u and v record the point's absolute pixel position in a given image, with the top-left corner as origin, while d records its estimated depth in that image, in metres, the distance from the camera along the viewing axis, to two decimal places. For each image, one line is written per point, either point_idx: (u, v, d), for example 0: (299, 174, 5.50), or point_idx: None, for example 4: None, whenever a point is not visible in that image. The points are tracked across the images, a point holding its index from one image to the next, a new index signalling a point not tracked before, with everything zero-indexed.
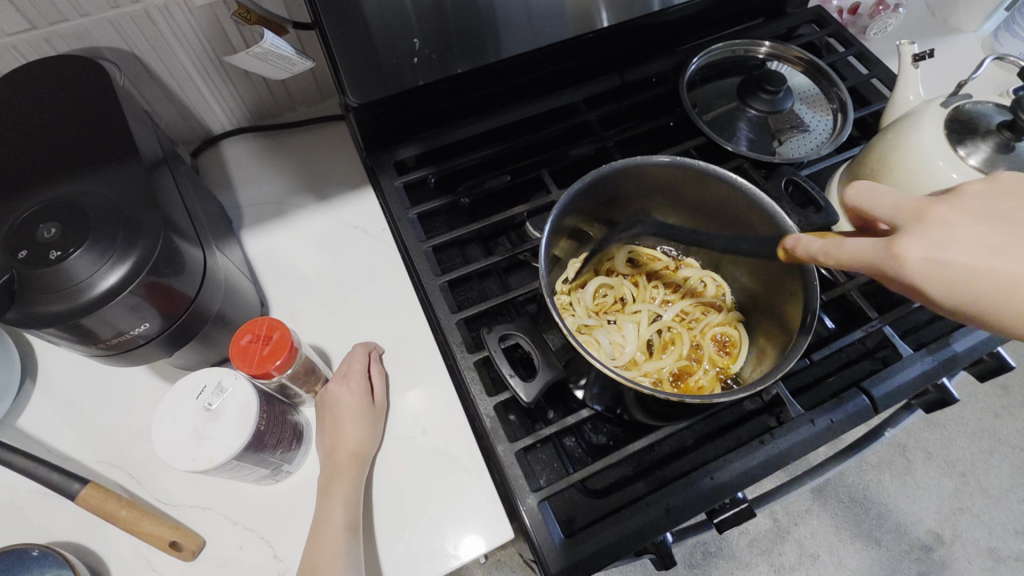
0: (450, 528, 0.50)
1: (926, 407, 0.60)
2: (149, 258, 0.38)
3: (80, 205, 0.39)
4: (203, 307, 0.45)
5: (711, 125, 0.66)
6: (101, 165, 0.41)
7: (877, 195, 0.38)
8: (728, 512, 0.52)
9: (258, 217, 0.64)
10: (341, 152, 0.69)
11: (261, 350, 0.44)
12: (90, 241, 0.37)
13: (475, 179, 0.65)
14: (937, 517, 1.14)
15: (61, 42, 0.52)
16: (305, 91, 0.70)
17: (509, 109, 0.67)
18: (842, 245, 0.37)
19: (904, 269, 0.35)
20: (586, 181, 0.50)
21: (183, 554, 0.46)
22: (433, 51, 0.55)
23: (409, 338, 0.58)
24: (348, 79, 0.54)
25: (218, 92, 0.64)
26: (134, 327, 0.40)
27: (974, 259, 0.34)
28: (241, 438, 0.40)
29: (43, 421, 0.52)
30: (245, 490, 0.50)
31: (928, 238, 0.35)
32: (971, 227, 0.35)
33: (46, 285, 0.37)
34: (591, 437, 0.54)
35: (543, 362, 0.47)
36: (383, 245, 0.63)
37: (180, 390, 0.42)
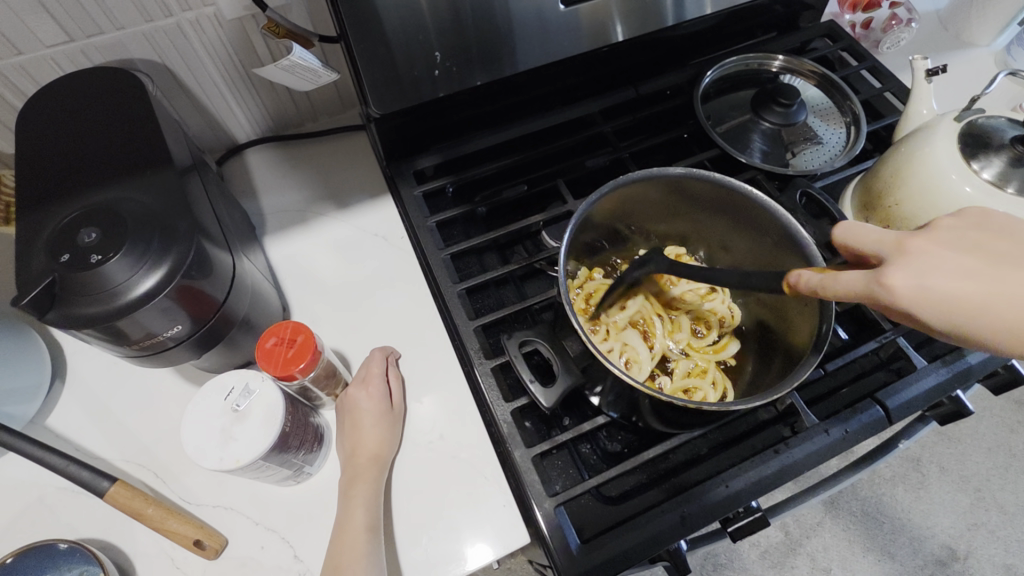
0: (467, 532, 0.51)
1: (941, 419, 0.60)
2: (183, 263, 0.39)
3: (118, 211, 0.40)
4: (231, 311, 0.46)
5: (725, 137, 0.67)
6: (137, 172, 0.43)
7: (862, 232, 0.40)
8: (743, 521, 0.53)
9: (280, 224, 0.65)
10: (361, 161, 0.71)
11: (286, 353, 0.45)
12: (127, 246, 0.39)
13: (492, 189, 0.66)
14: (952, 533, 1.13)
15: (97, 54, 0.54)
16: (327, 102, 0.72)
17: (526, 120, 0.69)
18: (837, 280, 0.38)
19: (895, 295, 0.36)
20: (604, 192, 0.51)
21: (205, 553, 0.47)
22: (453, 64, 0.57)
23: (427, 343, 0.59)
24: (371, 90, 0.56)
25: (244, 103, 0.66)
26: (166, 329, 0.41)
27: (959, 285, 0.36)
28: (267, 439, 0.41)
29: (72, 420, 0.53)
30: (266, 491, 0.51)
31: (915, 270, 0.36)
32: (949, 255, 0.37)
33: (85, 289, 0.38)
34: (606, 444, 0.55)
35: (562, 369, 0.48)
36: (402, 252, 0.64)
37: (208, 392, 0.43)
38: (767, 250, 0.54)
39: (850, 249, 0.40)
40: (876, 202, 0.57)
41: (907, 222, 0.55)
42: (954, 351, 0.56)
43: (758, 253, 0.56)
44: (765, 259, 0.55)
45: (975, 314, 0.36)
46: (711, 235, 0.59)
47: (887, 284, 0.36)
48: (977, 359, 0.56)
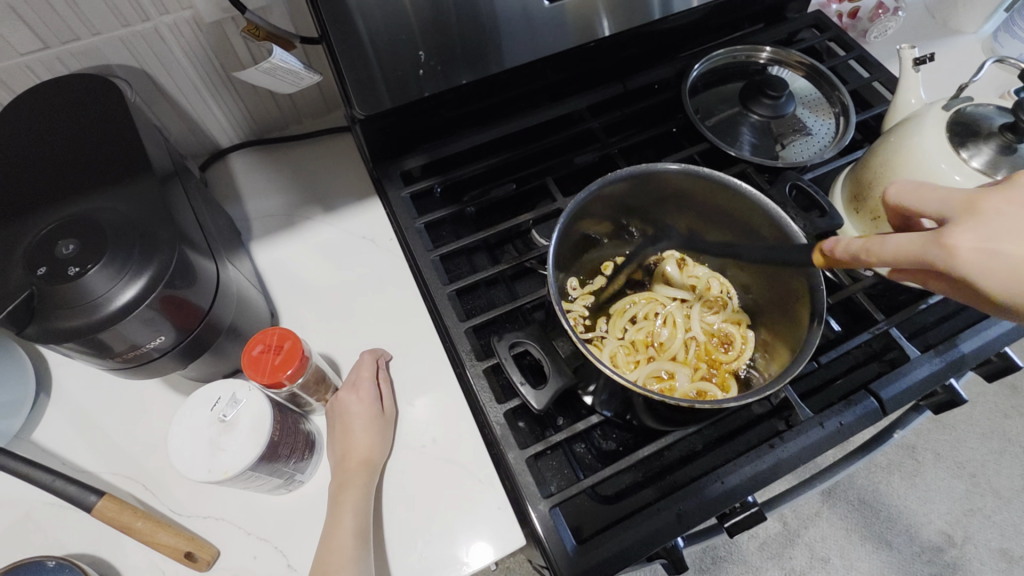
0: (462, 536, 0.50)
1: (935, 408, 0.60)
2: (164, 272, 0.39)
3: (96, 220, 0.39)
4: (216, 319, 0.46)
5: (714, 131, 0.67)
6: (115, 181, 0.42)
7: (923, 193, 0.41)
8: (738, 516, 0.53)
9: (266, 229, 0.64)
10: (346, 164, 0.70)
11: (273, 360, 0.44)
12: (107, 257, 0.38)
13: (481, 188, 0.66)
14: (949, 519, 1.14)
15: (73, 61, 0.53)
16: (312, 104, 0.71)
17: (513, 118, 0.68)
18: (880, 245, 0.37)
19: (952, 260, 0.35)
20: (593, 189, 0.50)
21: (197, 565, 0.46)
22: (438, 63, 0.56)
23: (418, 346, 0.59)
24: (354, 91, 0.55)
25: (227, 107, 0.65)
26: (150, 340, 0.41)
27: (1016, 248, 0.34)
28: (254, 449, 0.41)
29: (59, 434, 0.52)
30: (258, 500, 0.50)
31: (986, 228, 0.35)
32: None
33: (64, 301, 0.37)
34: (600, 443, 0.54)
35: (553, 370, 0.47)
36: (391, 255, 0.64)
37: (194, 402, 0.42)
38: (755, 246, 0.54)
39: (907, 207, 0.42)
40: (866, 193, 0.57)
41: None
42: (946, 340, 0.56)
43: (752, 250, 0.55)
44: (756, 254, 0.54)
45: (1013, 278, 0.34)
46: (706, 232, 0.58)
47: (942, 250, 0.35)
48: (969, 347, 0.56)
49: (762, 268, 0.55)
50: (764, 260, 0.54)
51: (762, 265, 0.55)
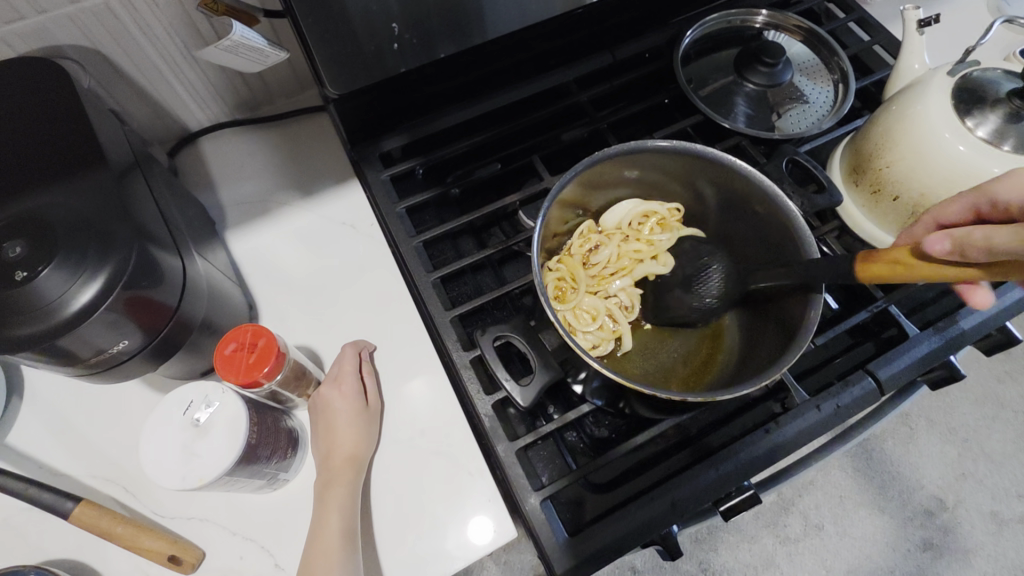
0: (453, 528, 0.50)
1: (932, 383, 0.59)
2: (123, 272, 0.36)
3: (45, 219, 0.37)
4: (187, 316, 0.43)
5: (707, 102, 0.64)
6: (66, 176, 0.39)
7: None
8: (734, 500, 0.52)
9: (241, 216, 0.62)
10: (323, 146, 0.67)
11: (248, 359, 0.43)
12: (59, 258, 0.36)
13: (465, 168, 0.63)
14: (940, 484, 1.15)
15: (19, 42, 0.49)
16: (284, 82, 0.67)
17: (497, 92, 0.64)
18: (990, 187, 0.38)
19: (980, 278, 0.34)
20: (579, 169, 0.48)
21: (182, 567, 0.45)
22: (414, 35, 0.52)
23: (404, 336, 0.57)
24: (326, 69, 0.51)
25: (193, 88, 0.62)
26: (114, 343, 0.39)
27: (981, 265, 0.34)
28: (230, 454, 0.39)
29: (32, 438, 0.50)
30: (242, 500, 0.49)
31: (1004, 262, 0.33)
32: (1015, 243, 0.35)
33: (17, 307, 0.35)
34: (592, 430, 0.53)
35: (540, 364, 0.45)
36: (374, 241, 0.61)
37: (166, 406, 0.41)
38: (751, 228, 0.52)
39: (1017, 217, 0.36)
40: (866, 165, 0.55)
41: (898, 185, 0.52)
42: (946, 317, 0.55)
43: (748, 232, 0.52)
44: (752, 237, 0.52)
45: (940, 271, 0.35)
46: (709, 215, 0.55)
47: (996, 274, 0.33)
48: (970, 324, 0.54)
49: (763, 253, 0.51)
50: (761, 243, 0.52)
51: (758, 250, 0.52)
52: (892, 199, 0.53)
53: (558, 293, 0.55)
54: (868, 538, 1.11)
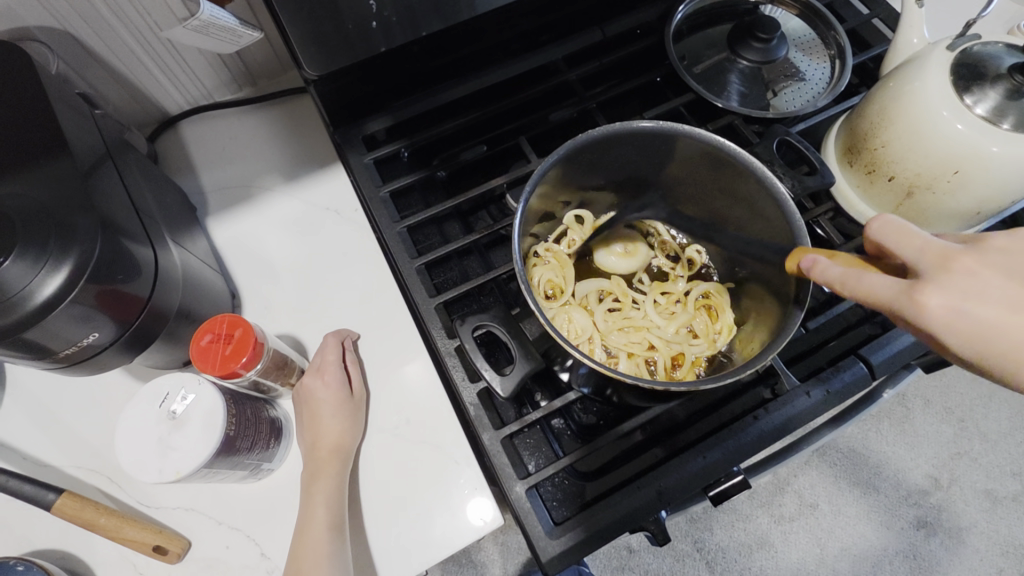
0: (440, 516, 0.50)
1: (926, 366, 0.58)
2: (88, 263, 0.35)
3: (6, 209, 0.36)
4: (161, 307, 0.43)
5: (700, 80, 0.62)
6: (29, 165, 0.38)
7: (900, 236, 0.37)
8: (724, 486, 0.51)
9: (222, 203, 0.60)
10: (305, 128, 0.65)
11: (224, 350, 0.42)
12: (20, 249, 0.34)
13: (450, 150, 0.61)
14: (935, 463, 1.15)
15: None
16: (264, 63, 0.65)
17: (483, 71, 0.62)
18: (858, 280, 0.37)
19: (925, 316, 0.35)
20: (564, 152, 0.47)
21: (168, 557, 0.45)
22: (393, 12, 0.50)
23: (389, 324, 0.56)
24: (302, 48, 0.49)
25: (169, 70, 0.60)
26: (85, 336, 0.38)
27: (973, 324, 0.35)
28: (208, 447, 0.39)
29: (14, 429, 0.50)
30: (227, 490, 0.49)
31: (955, 289, 0.35)
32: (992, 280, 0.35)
33: None
34: (580, 417, 0.52)
35: (521, 354, 0.45)
36: (358, 227, 0.60)
37: (142, 399, 0.40)
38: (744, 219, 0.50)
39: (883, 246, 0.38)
40: (861, 144, 0.53)
41: (894, 165, 0.51)
42: None
43: (740, 215, 0.51)
44: (744, 222, 0.51)
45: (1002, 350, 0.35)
46: (699, 202, 0.53)
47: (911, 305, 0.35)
48: None
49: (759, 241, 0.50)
50: (749, 229, 0.51)
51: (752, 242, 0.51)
52: (888, 179, 0.52)
53: (548, 285, 0.54)
54: (862, 517, 1.11)
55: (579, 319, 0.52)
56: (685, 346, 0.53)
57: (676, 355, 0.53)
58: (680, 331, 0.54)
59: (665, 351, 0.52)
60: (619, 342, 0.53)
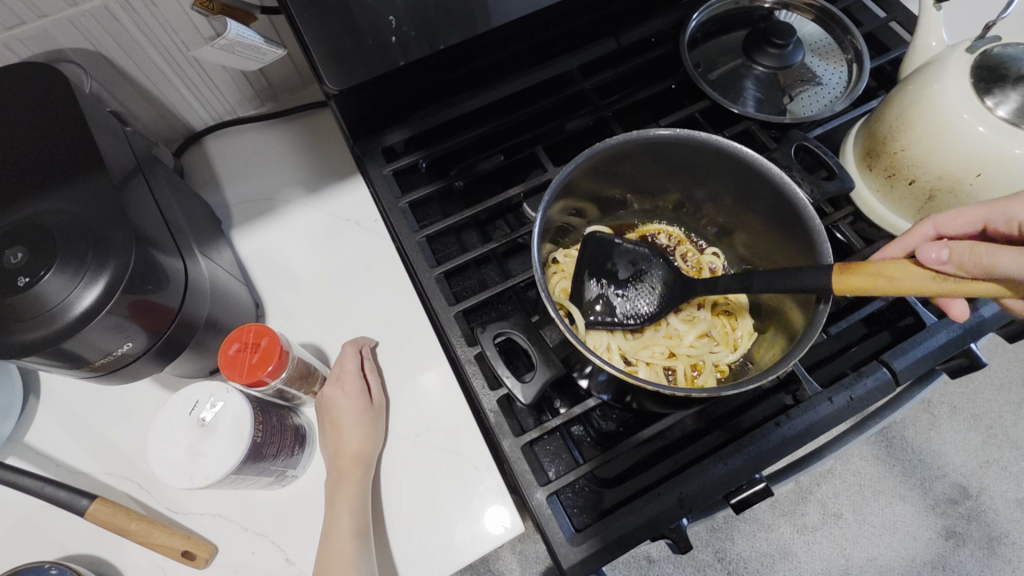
0: (461, 521, 0.50)
1: (953, 372, 0.57)
2: (122, 275, 0.37)
3: (47, 226, 0.37)
4: (190, 317, 0.44)
5: (716, 86, 0.62)
6: (65, 180, 0.39)
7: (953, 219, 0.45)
8: (746, 493, 0.50)
9: (247, 215, 0.62)
10: (324, 143, 0.66)
11: (251, 358, 0.43)
12: (60, 263, 0.36)
13: (468, 160, 0.62)
14: (964, 471, 1.12)
15: (23, 47, 0.50)
16: (287, 78, 0.67)
17: (499, 83, 0.63)
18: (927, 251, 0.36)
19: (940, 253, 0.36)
20: (580, 161, 0.47)
21: (195, 562, 0.46)
22: (412, 27, 0.51)
23: (408, 333, 0.57)
24: (323, 62, 0.51)
25: (195, 88, 0.62)
26: (119, 346, 0.39)
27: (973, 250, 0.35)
28: (236, 454, 0.40)
29: (48, 436, 0.51)
30: (252, 496, 0.50)
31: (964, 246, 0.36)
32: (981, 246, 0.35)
33: (19, 313, 0.36)
34: (599, 424, 0.52)
35: (541, 361, 0.45)
36: (377, 237, 0.61)
37: (173, 406, 0.42)
38: (660, 293, 0.51)
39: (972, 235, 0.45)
40: (879, 148, 0.53)
41: (914, 169, 0.50)
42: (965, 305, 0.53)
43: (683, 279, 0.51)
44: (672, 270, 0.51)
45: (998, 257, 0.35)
46: (719, 207, 0.54)
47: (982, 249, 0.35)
48: (990, 312, 0.52)
49: (775, 243, 0.51)
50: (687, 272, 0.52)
51: (771, 245, 0.51)
52: (908, 183, 0.51)
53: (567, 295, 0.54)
54: (888, 527, 1.09)
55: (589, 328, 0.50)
56: (705, 353, 0.53)
57: (693, 360, 0.53)
58: (700, 338, 0.54)
59: (686, 359, 0.53)
60: (637, 349, 0.53)
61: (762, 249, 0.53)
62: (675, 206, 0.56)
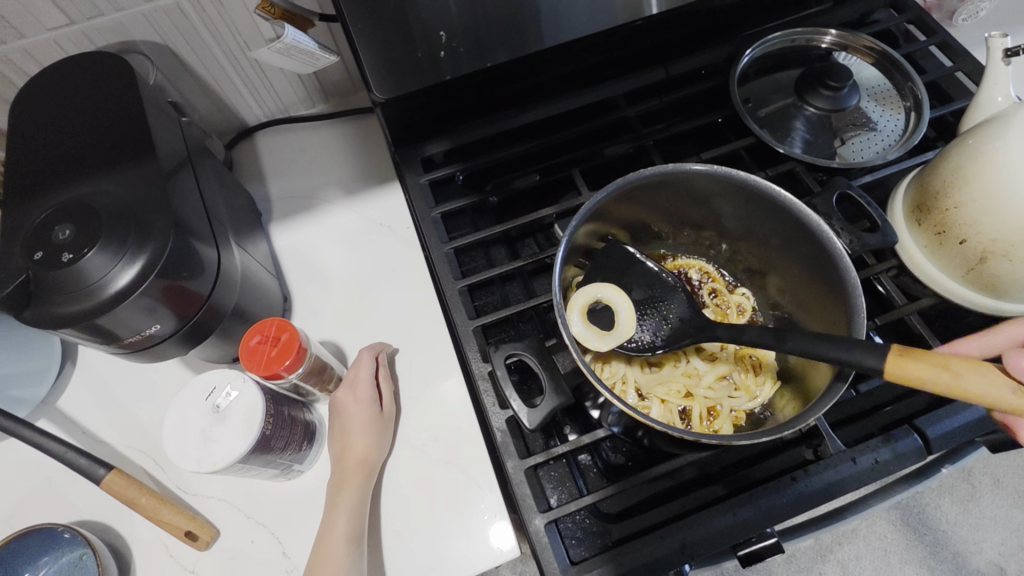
0: (458, 537, 0.49)
1: (994, 446, 0.54)
2: (157, 259, 0.38)
3: (95, 206, 0.39)
4: (217, 305, 0.45)
5: (763, 124, 0.61)
6: (118, 165, 0.41)
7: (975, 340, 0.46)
8: (754, 546, 0.48)
9: (286, 210, 0.64)
10: (368, 147, 0.68)
11: (270, 352, 0.44)
12: (102, 242, 0.38)
13: (504, 176, 0.63)
14: (1003, 551, 1.05)
15: (99, 37, 0.53)
16: (339, 83, 0.69)
17: (542, 103, 0.64)
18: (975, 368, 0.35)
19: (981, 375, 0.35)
20: (611, 189, 0.47)
21: (197, 544, 0.47)
22: (461, 43, 0.52)
23: (427, 341, 0.57)
24: (372, 73, 0.52)
25: (252, 85, 0.65)
26: (148, 327, 0.41)
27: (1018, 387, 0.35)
28: (245, 444, 0.41)
29: (78, 403, 0.54)
30: (258, 486, 0.51)
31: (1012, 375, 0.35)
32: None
33: (60, 286, 0.38)
34: (608, 456, 0.51)
35: (551, 387, 0.45)
36: (408, 244, 0.62)
37: (192, 389, 0.43)
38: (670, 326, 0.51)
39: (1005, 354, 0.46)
40: (930, 204, 0.50)
41: (966, 228, 0.48)
42: None
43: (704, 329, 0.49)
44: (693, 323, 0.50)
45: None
46: (754, 247, 0.52)
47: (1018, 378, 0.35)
48: None
49: (807, 290, 0.49)
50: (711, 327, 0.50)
51: (802, 293, 0.50)
52: (958, 242, 0.49)
53: None
54: None
55: (608, 343, 0.47)
56: (724, 398, 0.51)
57: (707, 406, 0.51)
58: (719, 381, 0.52)
59: (702, 401, 0.51)
60: (653, 385, 0.52)
61: (794, 296, 0.51)
62: (707, 241, 0.55)
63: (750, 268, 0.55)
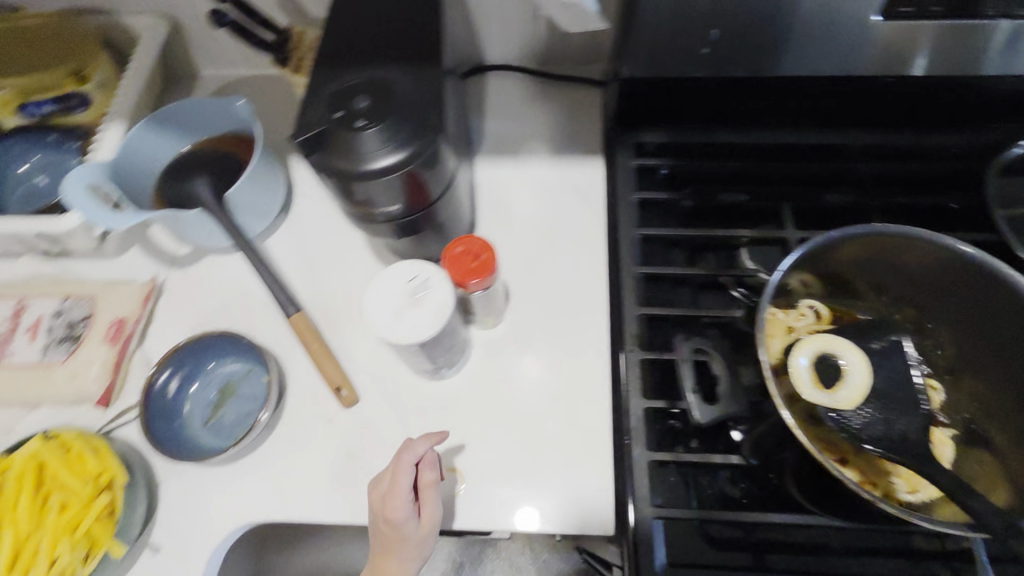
0: (556, 493, 0.52)
1: None
2: (419, 151, 0.43)
3: (385, 90, 0.45)
4: (436, 209, 0.50)
5: (1013, 223, 0.55)
6: (408, 62, 0.47)
7: None
8: None
9: (494, 149, 0.68)
10: (589, 111, 0.71)
11: (469, 264, 0.49)
12: (383, 121, 0.43)
13: (710, 185, 0.62)
14: None
15: None
16: (579, 49, 0.72)
17: (774, 128, 0.62)
18: None
19: None
20: (855, 228, 0.47)
21: (342, 399, 0.55)
22: (724, 46, 0.51)
23: (583, 311, 0.59)
24: (625, 50, 0.52)
25: (506, 29, 0.69)
26: (385, 205, 0.46)
27: None
28: (431, 329, 0.45)
29: (285, 250, 0.63)
30: (404, 373, 0.57)
31: None
32: None
33: (338, 145, 0.43)
34: (726, 487, 0.49)
35: (728, 393, 0.47)
36: (593, 216, 0.64)
37: (394, 270, 0.48)
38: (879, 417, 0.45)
39: None
40: None
41: None
42: None
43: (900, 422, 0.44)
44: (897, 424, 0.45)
45: None
46: (955, 342, 0.50)
47: None
48: None
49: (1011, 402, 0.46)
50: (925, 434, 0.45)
51: (1000, 404, 0.47)
52: None
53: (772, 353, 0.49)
54: None
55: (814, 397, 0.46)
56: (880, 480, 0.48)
57: (864, 479, 0.46)
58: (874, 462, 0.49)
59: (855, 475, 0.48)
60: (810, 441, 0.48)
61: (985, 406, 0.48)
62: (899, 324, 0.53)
63: (946, 362, 0.51)
